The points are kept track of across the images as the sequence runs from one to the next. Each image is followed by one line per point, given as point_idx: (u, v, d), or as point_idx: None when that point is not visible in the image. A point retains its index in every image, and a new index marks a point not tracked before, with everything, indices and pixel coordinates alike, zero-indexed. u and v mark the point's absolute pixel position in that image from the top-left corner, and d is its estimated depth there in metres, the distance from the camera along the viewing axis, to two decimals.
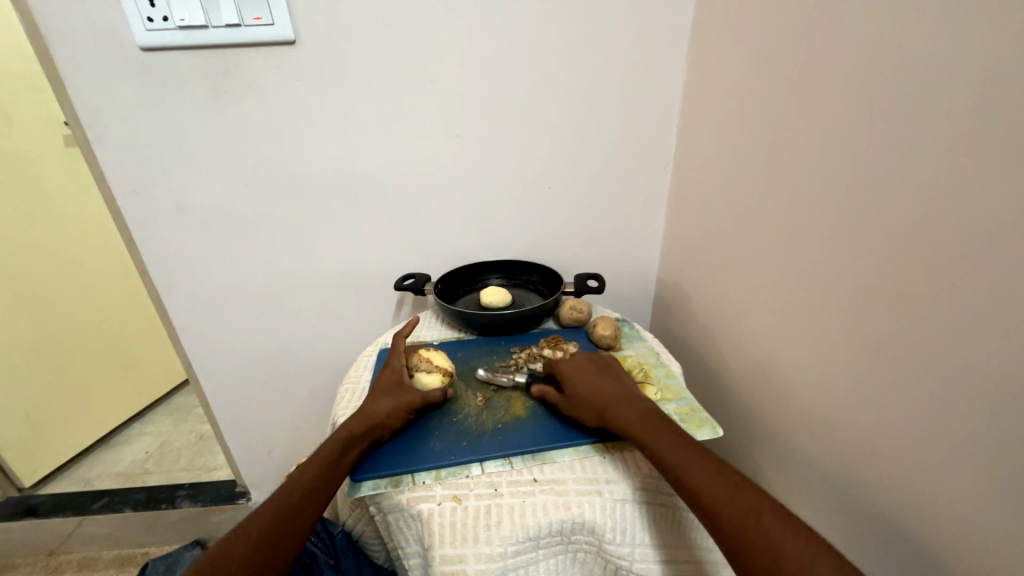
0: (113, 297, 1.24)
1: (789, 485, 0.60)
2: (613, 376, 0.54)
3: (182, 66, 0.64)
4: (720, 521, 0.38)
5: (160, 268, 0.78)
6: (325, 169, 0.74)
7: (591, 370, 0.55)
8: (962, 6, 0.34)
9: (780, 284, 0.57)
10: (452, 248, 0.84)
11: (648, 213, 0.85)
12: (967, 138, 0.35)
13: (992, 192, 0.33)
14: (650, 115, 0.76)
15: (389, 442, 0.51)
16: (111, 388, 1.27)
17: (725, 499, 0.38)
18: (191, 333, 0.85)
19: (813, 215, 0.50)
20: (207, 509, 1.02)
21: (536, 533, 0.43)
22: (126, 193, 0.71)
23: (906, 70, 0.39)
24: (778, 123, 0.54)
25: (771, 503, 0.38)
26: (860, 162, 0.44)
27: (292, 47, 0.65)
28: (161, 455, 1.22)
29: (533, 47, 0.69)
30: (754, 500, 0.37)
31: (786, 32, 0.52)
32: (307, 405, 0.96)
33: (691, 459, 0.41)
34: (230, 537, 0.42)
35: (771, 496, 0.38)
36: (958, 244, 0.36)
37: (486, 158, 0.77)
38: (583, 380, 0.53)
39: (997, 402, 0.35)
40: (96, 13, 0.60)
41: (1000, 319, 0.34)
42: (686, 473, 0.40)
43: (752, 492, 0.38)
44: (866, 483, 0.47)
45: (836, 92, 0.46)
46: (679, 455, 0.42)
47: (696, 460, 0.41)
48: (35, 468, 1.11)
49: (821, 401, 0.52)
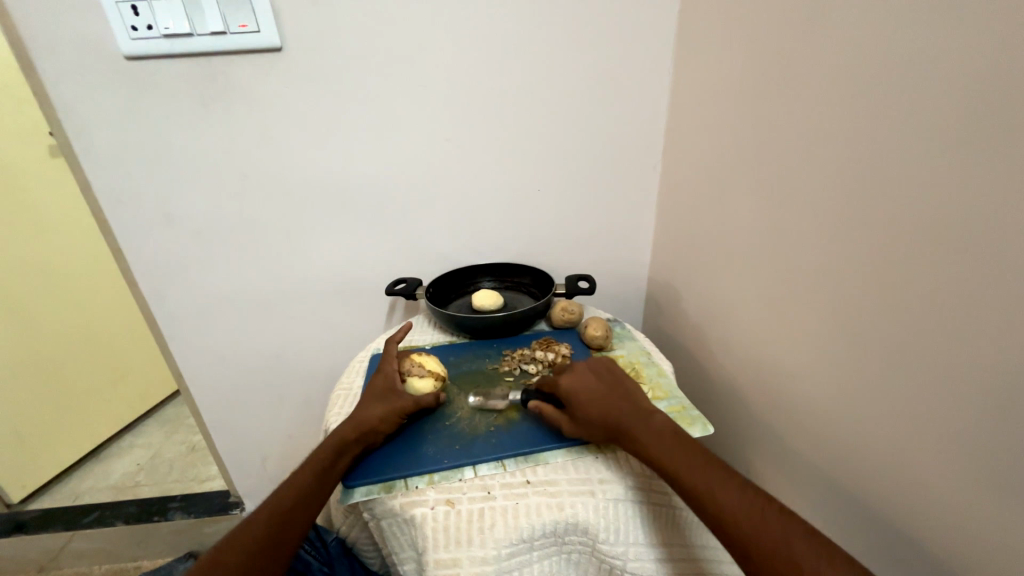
0: (102, 307, 1.23)
1: (783, 480, 0.60)
2: (618, 387, 0.51)
3: (170, 74, 0.64)
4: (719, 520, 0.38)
5: (149, 277, 0.77)
6: (315, 175, 0.74)
7: (594, 386, 0.51)
8: (941, 6, 0.35)
9: (770, 281, 0.57)
10: (443, 252, 0.84)
11: (638, 213, 0.86)
12: (953, 132, 0.35)
13: (979, 185, 0.34)
14: (639, 116, 0.77)
15: (382, 448, 0.51)
16: (100, 401, 1.25)
17: (722, 500, 0.38)
18: (182, 342, 0.84)
19: (800, 213, 0.51)
20: (201, 521, 1.01)
21: (530, 535, 0.43)
22: (113, 202, 0.71)
23: (890, 68, 0.39)
24: (764, 122, 0.55)
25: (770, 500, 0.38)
26: (848, 158, 0.44)
27: (279, 54, 0.65)
28: (153, 467, 1.20)
29: (521, 51, 0.70)
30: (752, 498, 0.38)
31: (769, 34, 0.53)
32: (300, 413, 0.96)
33: (686, 460, 0.41)
34: (222, 545, 0.42)
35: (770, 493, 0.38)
36: (943, 238, 0.37)
37: (476, 162, 0.77)
38: (589, 400, 0.49)
39: (985, 392, 0.35)
40: (81, 22, 0.60)
41: (990, 310, 0.34)
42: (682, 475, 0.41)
43: (756, 494, 0.38)
44: (859, 476, 0.47)
45: (822, 91, 0.47)
46: (675, 455, 0.42)
47: (692, 461, 0.41)
48: (23, 484, 1.09)
49: (812, 396, 0.53)
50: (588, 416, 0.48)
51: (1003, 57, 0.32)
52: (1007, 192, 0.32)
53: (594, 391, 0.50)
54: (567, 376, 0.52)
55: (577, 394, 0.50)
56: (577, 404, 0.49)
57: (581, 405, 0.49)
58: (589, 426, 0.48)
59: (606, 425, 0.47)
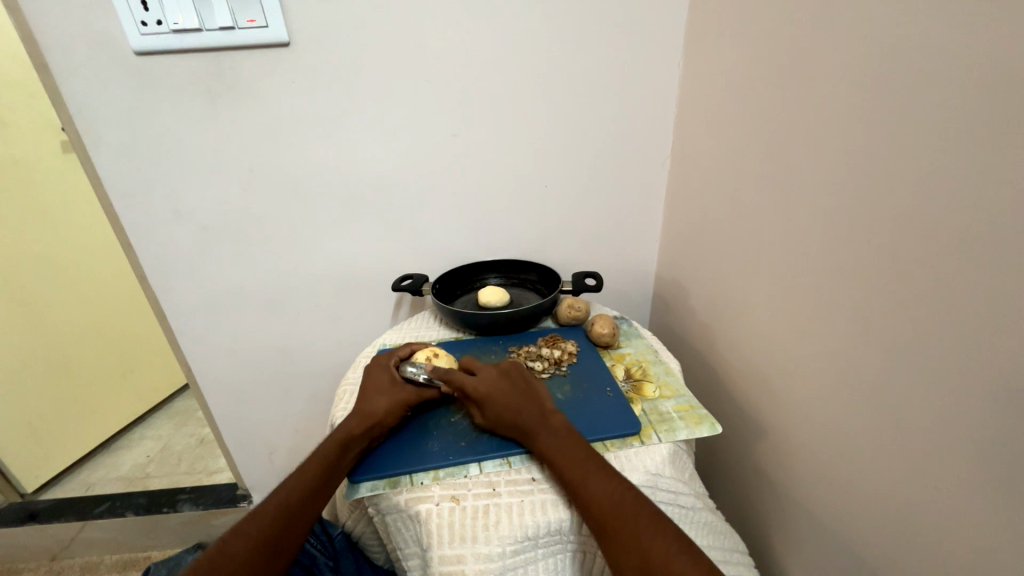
0: (113, 301, 1.24)
1: (788, 481, 0.59)
2: (528, 389, 0.51)
3: (178, 69, 0.64)
4: (596, 525, 0.40)
5: (159, 273, 0.78)
6: (322, 172, 0.74)
7: (504, 382, 0.51)
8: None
9: (778, 280, 0.56)
10: (448, 247, 0.84)
11: (646, 210, 0.85)
12: (960, 126, 0.34)
13: (984, 180, 0.33)
14: (647, 112, 0.76)
15: (390, 442, 0.52)
16: (111, 392, 1.27)
17: (625, 532, 0.38)
18: (190, 337, 0.85)
19: (809, 212, 0.50)
20: (208, 512, 1.02)
21: (535, 532, 0.43)
22: (123, 197, 0.71)
23: (898, 61, 0.38)
24: (774, 119, 0.54)
25: (683, 541, 0.38)
26: (856, 154, 0.43)
27: (287, 49, 0.65)
28: (163, 459, 1.22)
29: (528, 48, 0.69)
30: (667, 534, 0.38)
31: (779, 29, 0.52)
32: (307, 407, 0.96)
33: (598, 484, 0.42)
34: (230, 536, 0.42)
35: (684, 533, 0.38)
36: (951, 239, 0.36)
37: (484, 158, 0.76)
38: (498, 405, 0.49)
39: (992, 398, 0.34)
40: (90, 18, 0.60)
41: (996, 309, 0.33)
42: (591, 497, 0.41)
43: (668, 536, 0.38)
44: (866, 480, 0.47)
45: (831, 84, 0.45)
46: (582, 478, 0.43)
47: (600, 484, 0.42)
48: (37, 473, 1.11)
49: (819, 397, 0.52)
50: (497, 418, 0.49)
51: (1011, 48, 0.30)
52: (1015, 190, 0.31)
53: (502, 387, 0.50)
54: (474, 381, 0.51)
55: (486, 399, 0.49)
56: (487, 407, 0.49)
57: (490, 408, 0.49)
58: (498, 425, 0.49)
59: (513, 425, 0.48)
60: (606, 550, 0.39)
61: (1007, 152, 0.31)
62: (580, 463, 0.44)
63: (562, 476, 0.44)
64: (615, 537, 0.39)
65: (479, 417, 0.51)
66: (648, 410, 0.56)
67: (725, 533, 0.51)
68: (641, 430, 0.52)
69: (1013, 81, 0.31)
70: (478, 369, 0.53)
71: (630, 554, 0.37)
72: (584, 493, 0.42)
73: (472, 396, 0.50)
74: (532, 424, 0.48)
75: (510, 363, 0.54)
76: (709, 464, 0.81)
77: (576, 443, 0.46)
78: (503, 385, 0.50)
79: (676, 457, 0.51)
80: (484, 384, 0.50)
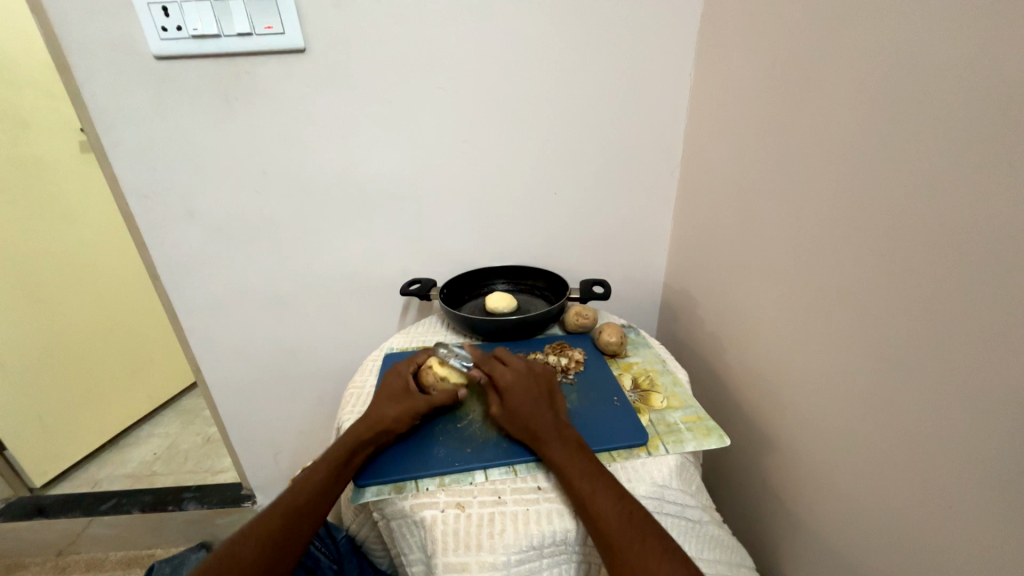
0: (124, 299, 1.26)
1: (793, 492, 0.59)
2: (548, 393, 0.52)
3: (195, 74, 0.66)
4: (601, 540, 0.40)
5: (171, 273, 0.79)
6: (331, 175, 0.75)
7: (530, 382, 0.52)
8: (958, 14, 0.34)
9: (786, 291, 0.56)
10: (457, 253, 0.84)
11: (654, 219, 0.85)
12: (966, 140, 0.34)
13: (989, 196, 0.33)
14: (657, 120, 0.76)
15: (396, 445, 0.52)
16: (118, 391, 1.28)
17: (626, 550, 0.38)
18: (200, 337, 0.86)
19: (817, 224, 0.50)
20: (213, 512, 1.03)
21: (541, 542, 0.43)
22: (138, 198, 0.73)
23: (906, 75, 0.38)
24: (785, 129, 0.54)
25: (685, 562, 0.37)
26: (864, 167, 0.43)
27: (302, 54, 0.66)
28: (169, 457, 1.23)
29: (539, 56, 0.70)
30: (670, 554, 0.38)
31: (790, 41, 0.52)
32: (312, 409, 0.97)
33: (603, 497, 0.42)
34: (235, 536, 0.42)
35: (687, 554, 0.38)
36: (958, 251, 0.35)
37: (491, 164, 0.77)
38: (519, 398, 0.50)
39: (999, 413, 0.34)
40: (113, 23, 0.61)
41: (1001, 321, 0.33)
42: (598, 510, 0.41)
43: (672, 557, 0.37)
44: (871, 492, 0.46)
45: (841, 97, 0.45)
46: (588, 490, 0.42)
47: (605, 498, 0.41)
48: (47, 468, 1.12)
49: (826, 410, 0.51)
50: (513, 410, 0.49)
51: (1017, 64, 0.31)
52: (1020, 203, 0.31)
53: (527, 387, 0.51)
54: (502, 370, 0.52)
55: (509, 390, 0.51)
56: (507, 399, 0.50)
57: (510, 400, 0.50)
58: (512, 422, 0.49)
59: (528, 427, 0.48)
60: (609, 565, 0.39)
61: (1013, 165, 0.31)
62: (588, 474, 0.44)
63: (570, 486, 0.43)
64: (617, 554, 0.38)
65: (495, 409, 0.51)
66: (656, 420, 0.55)
67: (731, 547, 0.51)
68: (647, 440, 0.51)
69: (1018, 95, 0.31)
70: (510, 361, 0.55)
71: (632, 569, 0.37)
72: (591, 505, 0.41)
73: (498, 382, 0.52)
74: (548, 428, 0.48)
75: (536, 366, 0.56)
76: (716, 474, 0.80)
77: (583, 455, 0.46)
78: (529, 385, 0.51)
79: (683, 468, 0.50)
80: (513, 378, 0.52)
